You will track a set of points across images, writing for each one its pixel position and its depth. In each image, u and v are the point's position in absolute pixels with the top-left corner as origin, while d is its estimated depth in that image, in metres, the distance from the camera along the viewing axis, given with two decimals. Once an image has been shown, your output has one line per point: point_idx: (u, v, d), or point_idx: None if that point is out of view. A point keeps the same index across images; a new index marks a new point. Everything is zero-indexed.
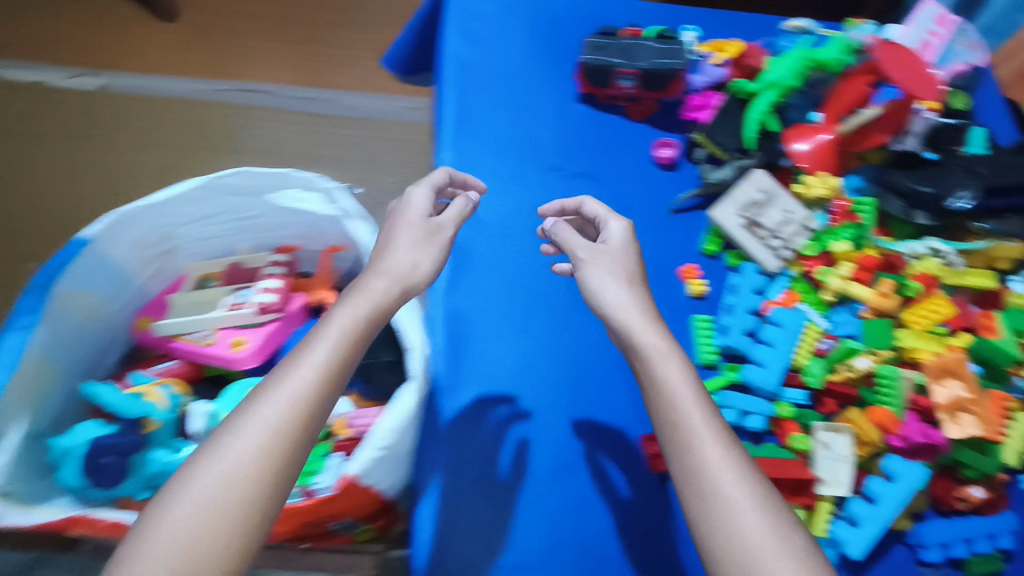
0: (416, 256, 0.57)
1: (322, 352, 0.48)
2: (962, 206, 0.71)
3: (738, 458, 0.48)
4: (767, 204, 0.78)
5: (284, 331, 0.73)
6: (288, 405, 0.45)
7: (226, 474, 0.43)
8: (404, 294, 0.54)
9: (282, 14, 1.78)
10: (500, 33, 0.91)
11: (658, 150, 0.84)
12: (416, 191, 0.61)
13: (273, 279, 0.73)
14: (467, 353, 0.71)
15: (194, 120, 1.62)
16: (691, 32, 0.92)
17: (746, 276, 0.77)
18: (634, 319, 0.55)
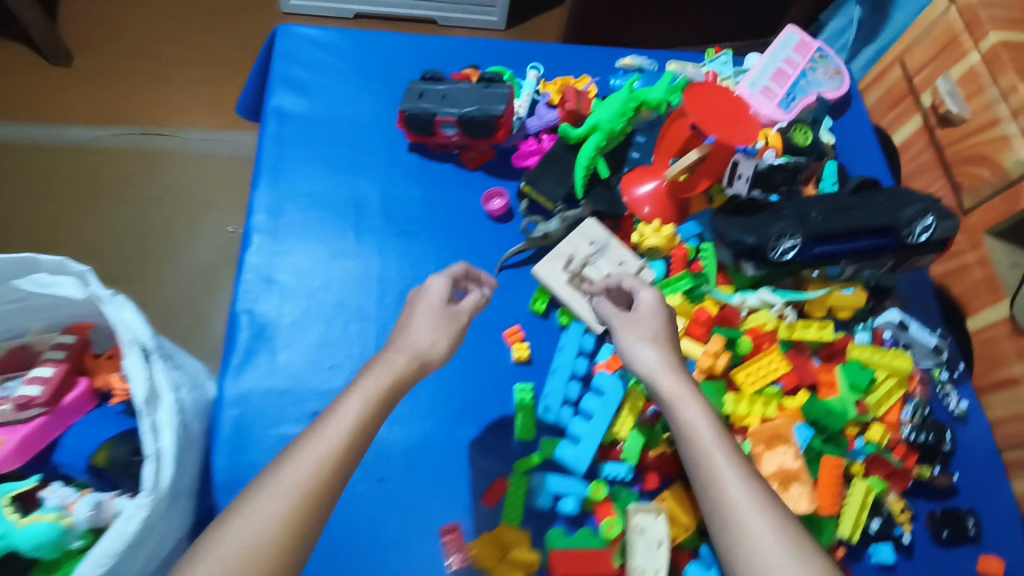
0: (435, 337, 0.59)
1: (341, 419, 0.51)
2: (789, 250, 0.66)
3: (761, 497, 0.49)
4: (596, 257, 0.73)
5: (59, 423, 0.66)
6: (318, 468, 0.48)
7: (268, 512, 0.45)
8: (420, 370, 0.57)
9: (185, 52, 1.72)
10: (331, 81, 0.86)
11: (490, 202, 0.78)
12: (436, 279, 0.63)
13: (46, 365, 0.66)
14: (253, 441, 0.64)
15: (85, 170, 1.54)
16: (536, 70, 0.87)
17: (571, 338, 0.71)
18: (668, 378, 0.56)
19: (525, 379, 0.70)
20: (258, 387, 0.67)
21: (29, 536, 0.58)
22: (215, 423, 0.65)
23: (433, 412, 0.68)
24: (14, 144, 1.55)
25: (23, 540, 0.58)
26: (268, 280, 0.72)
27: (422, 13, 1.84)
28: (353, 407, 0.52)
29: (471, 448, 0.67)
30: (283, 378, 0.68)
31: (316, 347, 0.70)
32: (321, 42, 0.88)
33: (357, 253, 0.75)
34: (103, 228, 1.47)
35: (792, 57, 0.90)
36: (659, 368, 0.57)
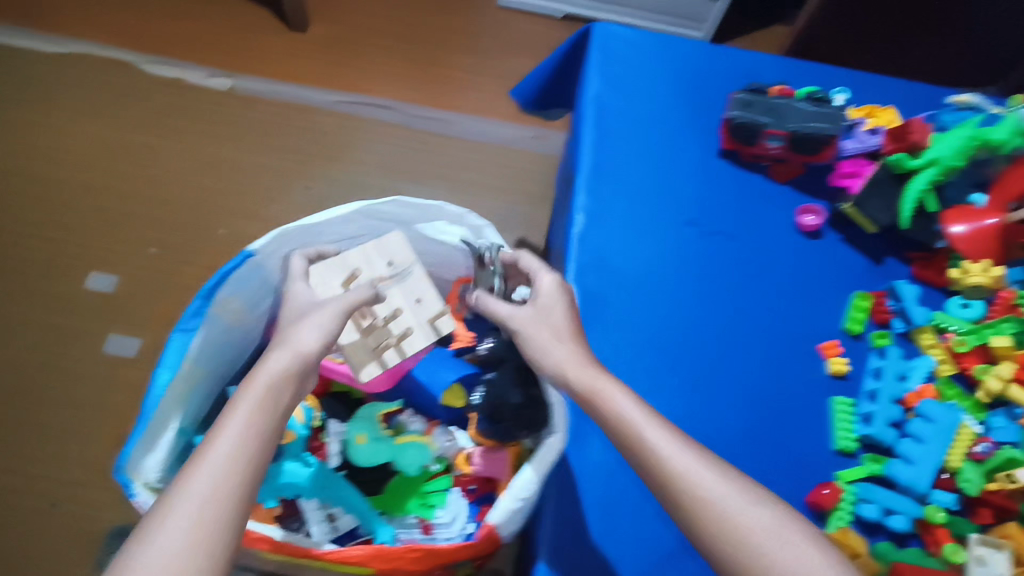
0: (311, 335, 0.58)
1: (240, 424, 0.49)
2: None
3: (680, 453, 0.52)
4: (388, 281, 0.72)
5: (412, 357, 0.75)
6: (230, 472, 0.46)
7: (216, 478, 0.46)
8: (299, 380, 0.55)
9: (408, 33, 1.84)
10: (641, 75, 0.89)
11: (802, 216, 0.80)
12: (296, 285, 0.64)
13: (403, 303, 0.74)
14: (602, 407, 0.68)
15: (313, 128, 1.67)
16: (842, 94, 0.87)
17: (890, 359, 0.72)
18: (562, 354, 0.59)
19: (840, 393, 0.72)
20: (597, 355, 0.71)
21: (410, 452, 0.67)
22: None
23: (755, 411, 0.70)
24: (253, 98, 1.69)
25: (405, 455, 0.67)
26: (596, 261, 0.76)
27: (629, 23, 1.90)
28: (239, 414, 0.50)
29: (792, 449, 0.68)
30: (612, 353, 0.71)
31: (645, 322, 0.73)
32: (630, 37, 0.92)
33: (677, 244, 0.78)
34: (331, 189, 1.60)
35: None
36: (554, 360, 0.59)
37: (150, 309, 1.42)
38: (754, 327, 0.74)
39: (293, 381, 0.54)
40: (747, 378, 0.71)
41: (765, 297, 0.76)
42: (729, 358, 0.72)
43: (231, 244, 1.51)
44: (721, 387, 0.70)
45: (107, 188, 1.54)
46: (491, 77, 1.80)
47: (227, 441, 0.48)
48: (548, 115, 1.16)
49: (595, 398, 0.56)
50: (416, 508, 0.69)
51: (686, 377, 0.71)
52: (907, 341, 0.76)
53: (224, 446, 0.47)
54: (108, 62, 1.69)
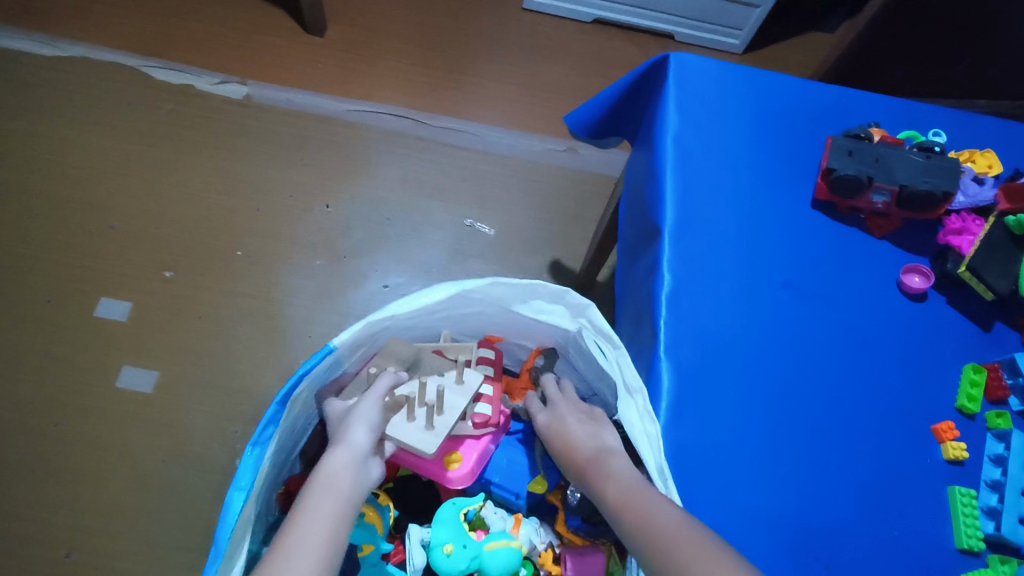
0: (363, 429, 0.58)
1: (316, 529, 0.49)
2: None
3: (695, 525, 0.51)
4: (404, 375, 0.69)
5: (494, 441, 0.74)
6: (314, 557, 0.47)
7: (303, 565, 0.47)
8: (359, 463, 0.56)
9: (430, 38, 1.74)
10: (723, 117, 0.83)
11: (906, 276, 0.75)
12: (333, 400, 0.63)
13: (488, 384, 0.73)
14: (708, 501, 0.62)
15: (332, 140, 1.58)
16: (941, 137, 0.82)
17: (1012, 444, 0.66)
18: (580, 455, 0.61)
19: (958, 481, 0.66)
20: (698, 438, 0.64)
21: (494, 559, 0.64)
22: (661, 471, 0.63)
23: (869, 505, 0.64)
24: (269, 108, 1.60)
25: (489, 562, 0.64)
26: (689, 329, 0.69)
27: (662, 26, 1.81)
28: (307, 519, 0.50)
29: (910, 548, 0.63)
30: (713, 439, 0.64)
31: (746, 399, 0.67)
32: (709, 73, 0.86)
33: (776, 308, 0.72)
34: (352, 206, 1.51)
35: None
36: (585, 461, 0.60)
37: (165, 338, 1.34)
38: (864, 405, 0.68)
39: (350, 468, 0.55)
40: (858, 465, 0.65)
41: (873, 370, 0.70)
42: (838, 442, 0.66)
43: (247, 266, 1.41)
44: (831, 476, 0.64)
45: (116, 206, 1.45)
46: (518, 84, 1.71)
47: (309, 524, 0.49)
48: (602, 144, 1.09)
49: (598, 486, 0.57)
50: None
51: (793, 463, 0.64)
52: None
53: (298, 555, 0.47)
54: (115, 69, 1.60)
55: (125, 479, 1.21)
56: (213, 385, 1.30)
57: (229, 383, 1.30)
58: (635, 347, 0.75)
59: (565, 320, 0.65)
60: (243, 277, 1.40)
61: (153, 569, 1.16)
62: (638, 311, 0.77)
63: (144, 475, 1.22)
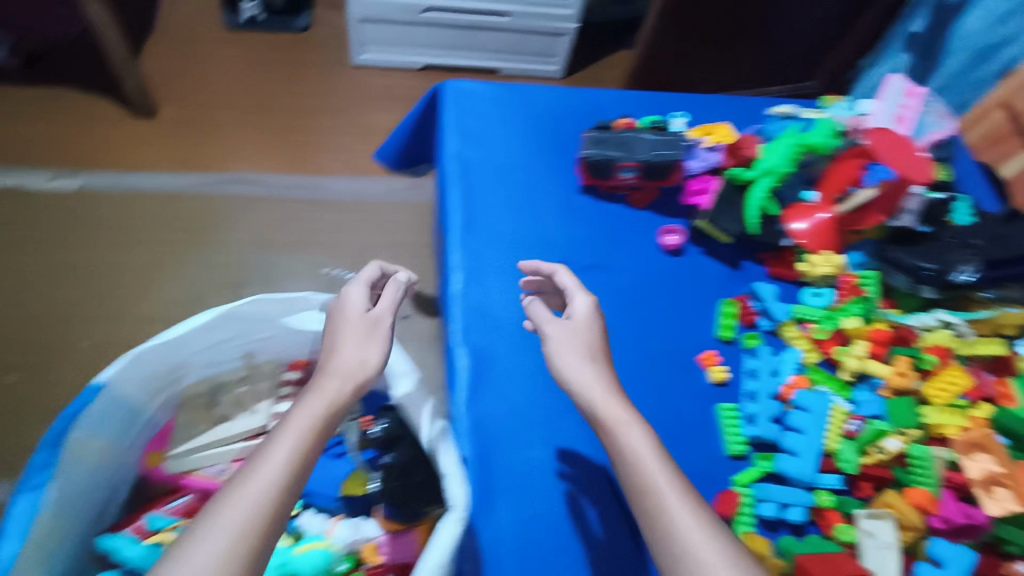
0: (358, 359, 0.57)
1: (273, 477, 0.47)
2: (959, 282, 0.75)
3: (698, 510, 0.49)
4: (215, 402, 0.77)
5: None
6: (262, 506, 0.45)
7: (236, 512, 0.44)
8: (355, 390, 0.55)
9: (267, 107, 1.82)
10: (496, 128, 0.93)
11: (664, 237, 0.85)
12: (355, 295, 0.64)
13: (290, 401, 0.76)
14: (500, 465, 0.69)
15: (177, 214, 1.59)
16: (681, 117, 0.95)
17: (762, 357, 0.77)
18: (600, 398, 0.56)
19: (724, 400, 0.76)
20: (490, 414, 0.71)
21: (306, 559, 0.65)
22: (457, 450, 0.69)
23: (650, 435, 0.73)
24: (106, 194, 1.59)
25: (301, 563, 0.65)
26: (479, 316, 0.78)
27: (485, 64, 1.97)
28: (284, 434, 0.49)
29: (688, 465, 0.71)
30: (508, 407, 0.72)
31: (530, 371, 0.75)
32: (480, 93, 0.96)
33: None
34: (205, 274, 1.51)
35: (905, 104, 0.99)
36: (595, 388, 0.56)
37: (15, 443, 1.28)
38: (637, 352, 0.77)
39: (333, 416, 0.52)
40: (638, 404, 0.74)
41: (642, 323, 0.80)
42: (619, 388, 0.75)
43: (99, 352, 1.38)
44: None
45: None
46: (357, 135, 1.80)
47: (271, 474, 0.47)
48: (415, 173, 1.17)
49: (614, 429, 0.53)
50: None
51: (580, 416, 0.73)
52: (776, 338, 0.82)
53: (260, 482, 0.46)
54: None
55: None
56: None
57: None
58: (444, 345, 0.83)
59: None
60: (95, 364, 1.37)
61: None
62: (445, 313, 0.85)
63: None
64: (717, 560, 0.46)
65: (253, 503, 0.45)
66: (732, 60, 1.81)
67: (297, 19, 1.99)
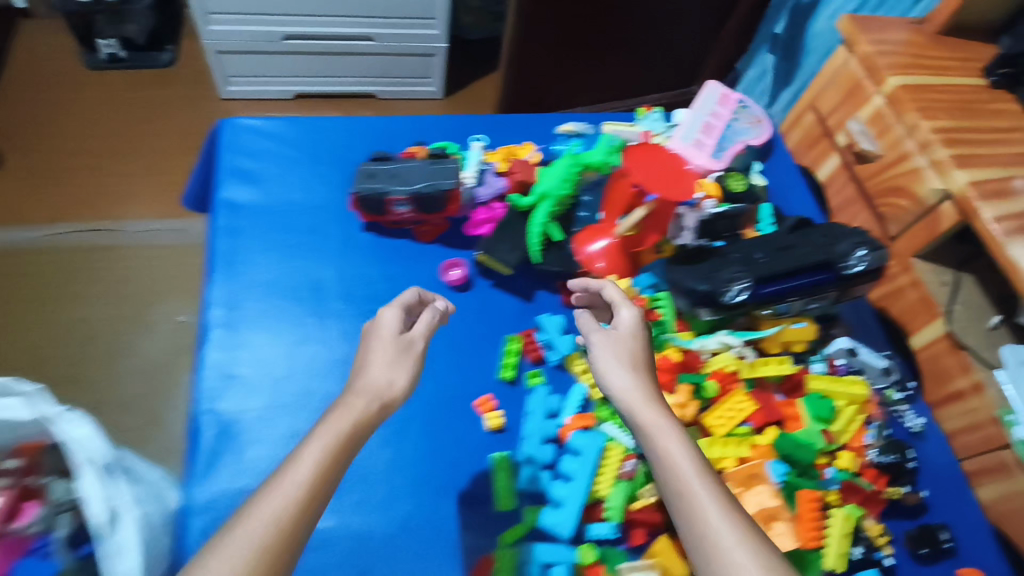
0: (400, 376, 0.58)
1: (291, 488, 0.48)
2: (734, 299, 0.70)
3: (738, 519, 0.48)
4: None
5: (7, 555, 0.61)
6: (273, 521, 0.46)
7: (251, 527, 0.45)
8: (382, 411, 0.55)
9: (126, 148, 1.72)
10: (276, 168, 0.87)
11: (448, 272, 0.80)
12: (387, 311, 0.61)
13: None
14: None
15: (19, 271, 1.47)
16: (479, 141, 0.91)
17: (538, 397, 0.72)
18: (641, 409, 0.56)
19: (500, 447, 0.70)
20: (348, 527, 0.64)
21: None
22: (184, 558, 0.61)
23: (411, 494, 0.67)
24: None
25: None
26: (230, 375, 0.71)
27: (359, 89, 1.90)
28: (313, 447, 0.50)
29: (453, 527, 0.65)
30: (252, 478, 0.66)
31: (409, 465, 0.68)
32: (262, 129, 0.90)
33: (320, 337, 0.74)
34: (49, 334, 1.40)
35: (717, 111, 0.96)
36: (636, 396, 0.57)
37: None
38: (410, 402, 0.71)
39: (355, 439, 0.53)
40: (401, 459, 0.68)
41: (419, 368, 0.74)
42: (382, 442, 0.69)
43: None
44: (373, 477, 0.67)
45: None
46: None
47: (291, 490, 0.48)
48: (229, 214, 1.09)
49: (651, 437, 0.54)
50: None
51: None
52: (565, 371, 0.76)
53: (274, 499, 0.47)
54: None
55: None
56: None
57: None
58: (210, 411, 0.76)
59: (25, 411, 0.62)
60: None
61: None
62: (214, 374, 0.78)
63: None
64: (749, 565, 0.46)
65: (280, 510, 0.47)
66: (608, 67, 1.73)
67: (161, 55, 1.90)
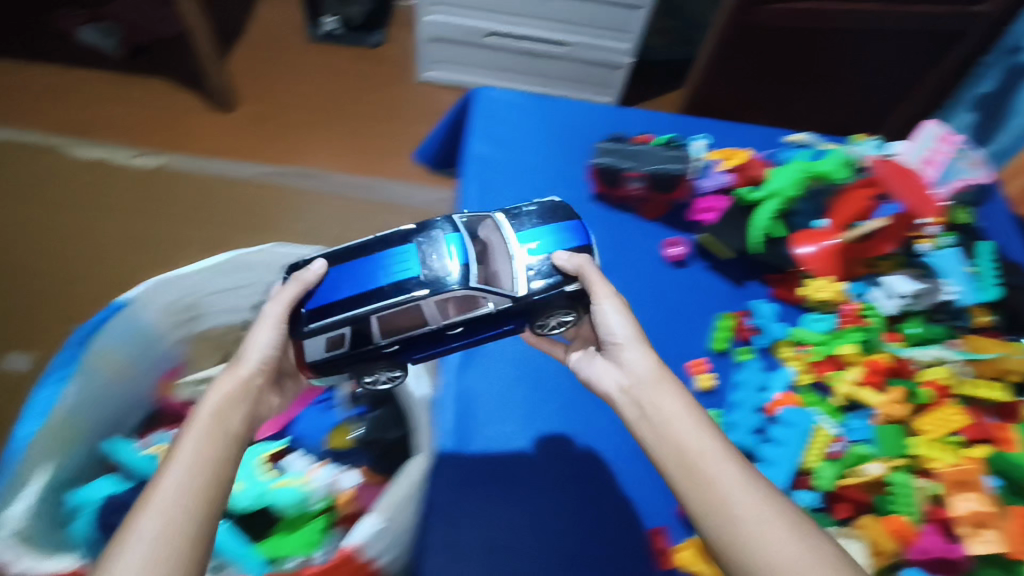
0: (249, 361, 0.60)
1: (192, 447, 0.49)
2: (491, 311, 0.68)
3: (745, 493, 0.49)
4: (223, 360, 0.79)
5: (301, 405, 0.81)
6: (194, 483, 0.46)
7: (178, 487, 0.46)
8: (241, 390, 0.57)
9: (333, 111, 1.94)
10: (517, 131, 0.96)
11: (667, 249, 0.86)
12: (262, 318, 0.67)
13: None
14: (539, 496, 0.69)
15: (244, 202, 1.73)
16: (702, 138, 0.96)
17: (750, 372, 0.78)
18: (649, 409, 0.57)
19: (709, 407, 0.76)
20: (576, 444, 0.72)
21: (283, 495, 0.69)
22: (441, 429, 0.71)
23: (627, 431, 0.74)
24: (189, 177, 1.76)
25: (279, 498, 0.68)
26: None
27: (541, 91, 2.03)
28: (189, 439, 0.50)
29: (665, 462, 0.72)
30: (493, 384, 0.75)
31: None
32: (506, 97, 0.99)
33: None
34: None
35: (936, 148, 0.97)
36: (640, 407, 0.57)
37: None
38: None
39: (234, 408, 0.55)
40: (621, 399, 0.76)
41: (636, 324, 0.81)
42: None
43: None
44: (596, 405, 0.75)
45: (39, 265, 1.58)
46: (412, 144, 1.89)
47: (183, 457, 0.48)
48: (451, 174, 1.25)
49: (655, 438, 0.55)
50: (298, 548, 0.65)
51: (563, 401, 0.75)
52: (770, 356, 0.82)
53: (193, 460, 0.48)
54: (37, 148, 1.76)
55: None
56: None
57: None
58: None
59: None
60: None
61: None
62: None
63: None
64: (750, 514, 0.47)
65: (178, 500, 0.45)
66: (798, 102, 1.72)
67: (370, 37, 2.10)
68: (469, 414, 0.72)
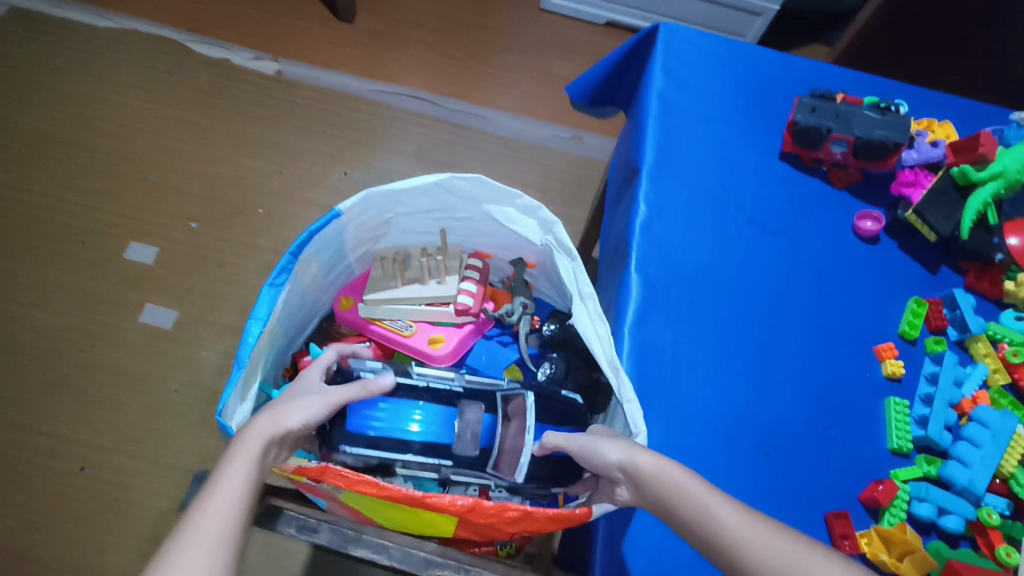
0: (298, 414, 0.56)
1: (237, 475, 0.47)
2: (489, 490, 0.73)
3: (775, 535, 0.48)
4: (398, 280, 0.83)
5: (473, 335, 0.87)
6: (234, 519, 0.44)
7: (213, 523, 0.43)
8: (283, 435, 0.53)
9: (451, 32, 1.83)
10: (705, 77, 0.89)
11: (861, 222, 0.82)
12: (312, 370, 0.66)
13: (471, 281, 0.83)
14: (719, 463, 0.67)
15: (354, 117, 1.65)
16: (902, 106, 0.86)
17: (945, 364, 0.73)
18: (673, 475, 0.52)
19: (895, 395, 0.73)
20: (758, 414, 0.70)
21: None
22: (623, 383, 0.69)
23: (810, 409, 0.71)
24: (300, 85, 1.68)
25: None
26: (660, 250, 0.77)
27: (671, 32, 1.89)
28: (235, 465, 0.48)
29: (845, 445, 0.70)
30: (675, 342, 0.72)
31: (812, 380, 0.73)
32: (695, 38, 0.92)
33: (738, 242, 0.79)
34: (371, 176, 1.57)
35: None
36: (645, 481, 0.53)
37: (185, 278, 1.41)
38: (813, 325, 0.76)
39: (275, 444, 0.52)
40: (804, 374, 0.73)
41: (823, 298, 0.77)
42: (787, 355, 0.74)
43: (268, 223, 1.49)
44: (777, 378, 0.72)
45: (152, 160, 1.55)
46: (530, 77, 1.78)
47: (225, 488, 0.46)
48: (598, 115, 1.18)
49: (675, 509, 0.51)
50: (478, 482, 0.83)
51: (746, 370, 0.72)
52: (961, 350, 0.77)
53: (238, 471, 0.47)
54: (152, 39, 1.71)
55: (140, 407, 1.27)
56: (223, 325, 1.36)
57: (230, 325, 1.37)
58: (613, 272, 0.83)
59: (534, 233, 0.73)
60: (263, 232, 1.48)
61: (160, 485, 1.21)
62: (618, 245, 0.85)
63: (155, 401, 1.28)
64: (784, 560, 0.46)
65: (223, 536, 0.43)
66: None
67: None
68: (652, 372, 0.70)
